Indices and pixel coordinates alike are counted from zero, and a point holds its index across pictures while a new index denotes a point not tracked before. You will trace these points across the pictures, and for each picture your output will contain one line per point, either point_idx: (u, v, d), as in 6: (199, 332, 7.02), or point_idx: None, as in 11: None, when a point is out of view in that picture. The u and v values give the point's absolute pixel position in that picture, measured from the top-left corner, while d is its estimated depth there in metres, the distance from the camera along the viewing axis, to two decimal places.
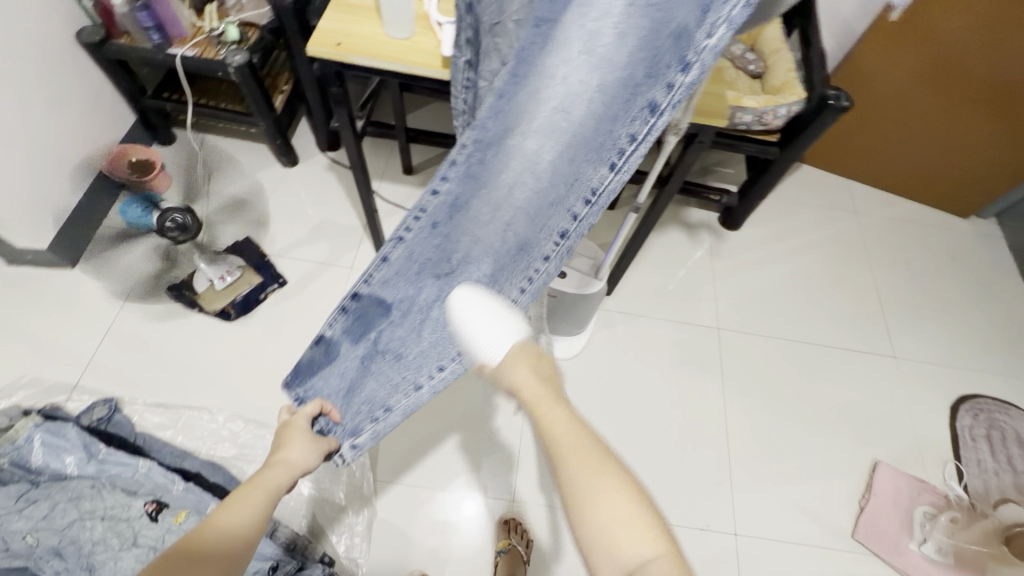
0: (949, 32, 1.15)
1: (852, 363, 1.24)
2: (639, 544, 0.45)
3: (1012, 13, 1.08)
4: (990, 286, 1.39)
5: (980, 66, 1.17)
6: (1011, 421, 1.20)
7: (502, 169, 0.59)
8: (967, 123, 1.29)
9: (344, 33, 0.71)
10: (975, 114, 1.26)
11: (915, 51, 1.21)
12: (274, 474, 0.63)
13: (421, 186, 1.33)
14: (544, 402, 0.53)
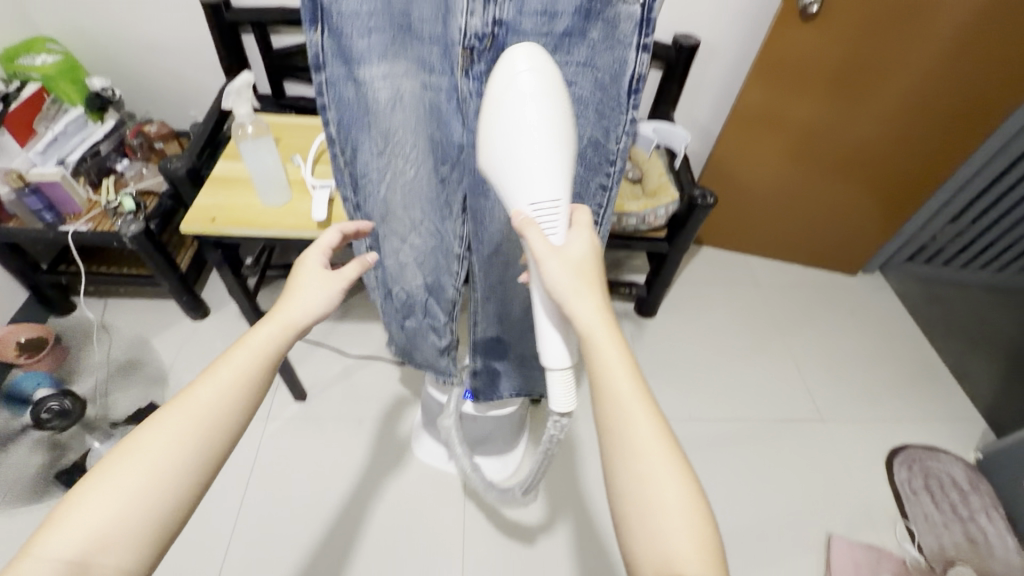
0: (799, 116, 1.29)
1: (785, 432, 1.26)
2: (680, 527, 0.43)
3: (844, 94, 1.23)
4: (889, 332, 1.49)
5: (829, 139, 1.32)
6: (943, 467, 1.22)
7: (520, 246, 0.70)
8: (827, 189, 1.44)
9: (218, 208, 0.74)
10: (838, 179, 1.41)
11: (775, 135, 1.34)
12: (265, 334, 0.52)
13: (340, 318, 1.34)
14: (604, 322, 0.50)
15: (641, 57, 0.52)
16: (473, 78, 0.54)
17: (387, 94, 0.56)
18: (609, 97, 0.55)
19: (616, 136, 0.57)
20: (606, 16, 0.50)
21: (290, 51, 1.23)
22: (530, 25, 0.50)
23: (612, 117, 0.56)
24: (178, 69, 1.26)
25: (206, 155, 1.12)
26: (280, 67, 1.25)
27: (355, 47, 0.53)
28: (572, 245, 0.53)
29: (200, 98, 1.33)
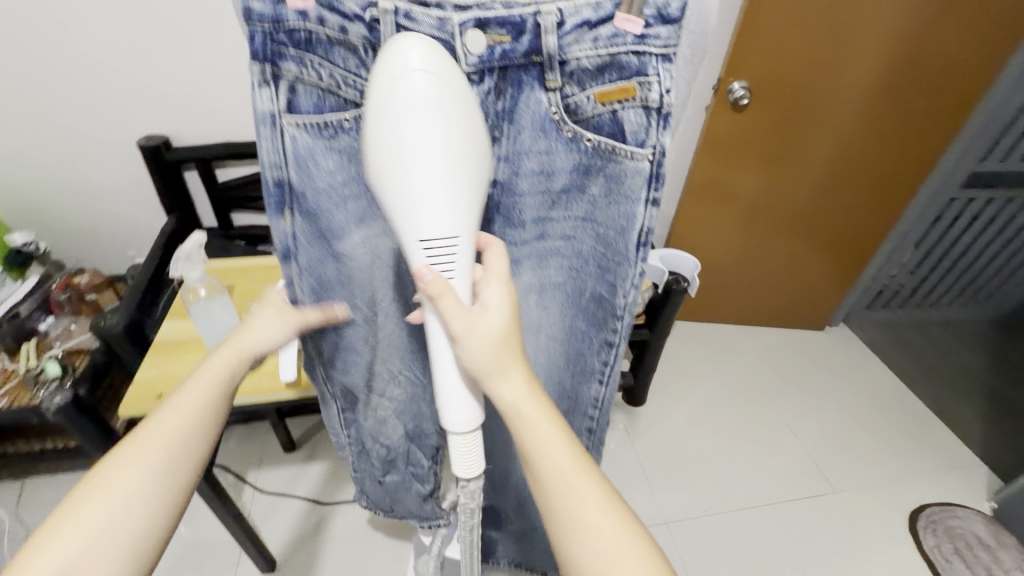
0: (750, 187, 1.34)
1: (803, 513, 1.19)
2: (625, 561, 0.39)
3: (787, 163, 1.30)
4: (874, 386, 1.49)
5: (779, 205, 1.38)
6: (964, 524, 1.17)
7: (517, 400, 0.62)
8: (785, 251, 1.48)
9: (163, 381, 0.64)
10: (792, 242, 1.46)
11: (729, 209, 1.39)
12: (218, 359, 0.46)
13: (307, 460, 1.19)
14: (533, 400, 0.42)
15: (649, 211, 0.44)
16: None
17: (366, 257, 0.51)
18: (613, 253, 0.47)
19: (621, 293, 0.49)
20: (607, 172, 0.43)
21: (239, 183, 1.19)
22: (525, 187, 0.46)
23: (617, 272, 0.48)
24: (116, 211, 1.18)
25: (149, 300, 1.02)
26: (229, 199, 1.20)
27: (330, 219, 0.47)
28: (491, 308, 0.43)
29: (141, 236, 1.24)
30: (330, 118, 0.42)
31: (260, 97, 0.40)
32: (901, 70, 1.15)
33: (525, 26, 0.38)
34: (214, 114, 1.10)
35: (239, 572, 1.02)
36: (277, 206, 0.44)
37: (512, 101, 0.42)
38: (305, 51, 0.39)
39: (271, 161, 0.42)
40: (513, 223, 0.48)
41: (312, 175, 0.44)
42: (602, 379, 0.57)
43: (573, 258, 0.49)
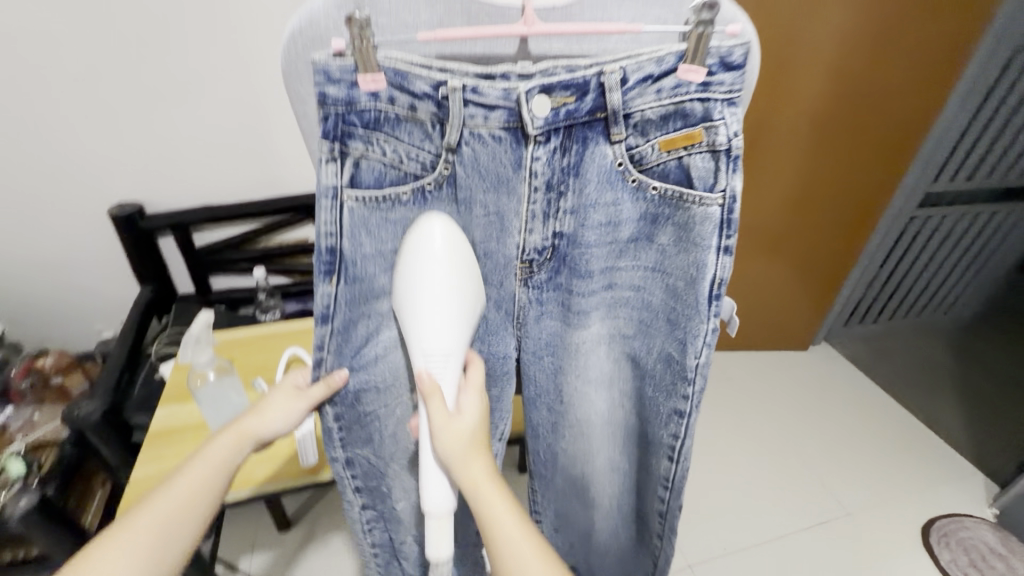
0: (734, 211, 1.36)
1: (823, 542, 1.17)
2: None
3: (767, 187, 1.32)
4: (864, 402, 1.52)
5: (763, 228, 1.39)
6: (974, 534, 1.18)
7: (580, 451, 0.60)
8: (769, 276, 1.49)
9: None
10: (776, 266, 1.47)
11: None
12: (256, 422, 0.50)
13: (304, 538, 1.10)
14: (495, 489, 0.42)
15: (723, 260, 0.42)
16: (530, 288, 0.48)
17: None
18: (683, 306, 0.46)
19: (693, 352, 0.47)
20: (676, 220, 0.44)
21: (218, 246, 1.13)
22: (593, 238, 0.45)
23: (687, 327, 0.46)
24: (82, 284, 1.10)
25: (125, 380, 0.95)
26: (207, 263, 1.13)
27: (375, 286, 0.45)
28: (467, 411, 0.44)
29: (111, 309, 1.16)
30: (389, 191, 0.41)
31: (325, 173, 0.38)
32: (861, 95, 1.20)
33: (589, 87, 0.38)
34: (189, 176, 1.05)
35: None
36: (325, 276, 0.41)
37: (577, 157, 0.42)
38: (374, 130, 0.38)
39: (326, 235, 0.40)
40: (580, 274, 0.47)
41: (364, 245, 0.42)
42: (672, 447, 0.53)
43: (642, 309, 0.49)
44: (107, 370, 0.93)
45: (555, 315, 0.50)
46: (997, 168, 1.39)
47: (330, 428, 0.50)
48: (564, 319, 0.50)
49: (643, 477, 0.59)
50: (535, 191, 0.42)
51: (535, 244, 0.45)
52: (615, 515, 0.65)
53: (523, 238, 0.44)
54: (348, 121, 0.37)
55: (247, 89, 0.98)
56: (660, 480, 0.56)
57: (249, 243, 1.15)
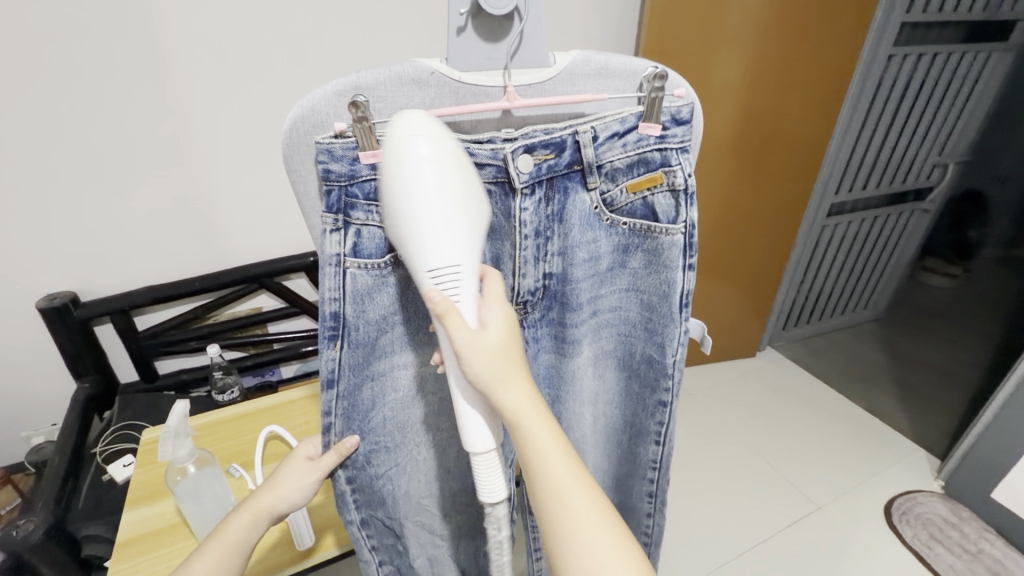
0: None
1: (802, 538, 1.22)
2: None
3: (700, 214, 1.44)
4: (811, 399, 1.63)
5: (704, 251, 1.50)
6: (928, 507, 1.27)
7: None
8: (713, 292, 1.58)
9: None
10: (719, 284, 1.58)
11: None
12: (270, 496, 0.48)
13: None
14: (534, 406, 0.40)
15: (688, 275, 0.48)
16: (526, 328, 0.50)
17: (408, 387, 0.49)
18: (658, 316, 0.51)
19: (670, 352, 0.51)
20: (646, 247, 0.49)
21: (163, 327, 1.06)
22: (580, 272, 0.49)
23: (664, 333, 0.51)
24: (8, 387, 1.01)
25: (66, 492, 0.86)
26: (151, 348, 1.06)
27: (379, 346, 0.46)
28: (493, 327, 0.39)
29: (41, 411, 1.05)
30: (390, 258, 0.43)
31: (328, 243, 0.41)
32: (762, 124, 1.34)
33: (565, 145, 0.43)
34: (131, 258, 1.01)
35: None
36: (329, 339, 0.42)
37: (559, 206, 0.46)
38: (374, 200, 0.41)
39: (330, 299, 0.41)
40: (571, 306, 0.50)
41: (369, 312, 0.44)
42: (658, 441, 0.57)
43: (621, 325, 0.54)
44: (45, 485, 0.84)
45: (549, 347, 0.53)
46: (883, 178, 1.59)
47: (343, 492, 0.49)
48: (556, 350, 0.53)
49: (634, 482, 0.63)
50: (525, 239, 0.45)
51: (529, 285, 0.47)
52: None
53: (516, 281, 0.46)
54: (350, 193, 0.40)
55: (188, 166, 0.97)
56: (647, 468, 0.60)
57: (198, 319, 1.10)
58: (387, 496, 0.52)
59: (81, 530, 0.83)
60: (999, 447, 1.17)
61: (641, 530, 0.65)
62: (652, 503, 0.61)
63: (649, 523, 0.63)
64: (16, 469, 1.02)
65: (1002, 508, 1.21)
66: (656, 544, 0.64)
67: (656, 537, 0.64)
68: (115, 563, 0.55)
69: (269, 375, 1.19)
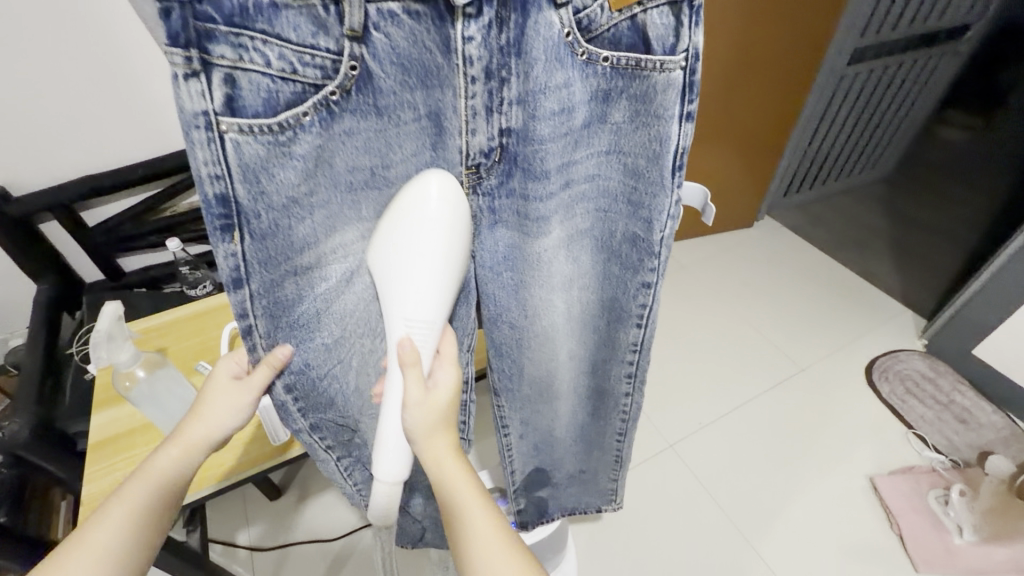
0: None
1: (783, 398, 1.27)
2: None
3: (710, 66, 1.26)
4: (806, 266, 1.61)
5: (710, 110, 1.35)
6: (907, 364, 1.31)
7: (546, 361, 0.59)
8: (714, 159, 1.46)
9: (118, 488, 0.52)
10: (722, 150, 1.45)
11: None
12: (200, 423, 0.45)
13: (299, 500, 1.08)
14: (454, 460, 0.43)
15: (686, 129, 0.39)
16: (480, 195, 0.42)
17: (339, 273, 0.42)
18: (646, 184, 0.43)
19: (657, 228, 0.45)
20: (632, 92, 0.39)
21: (115, 222, 0.98)
22: (546, 129, 0.39)
23: (652, 205, 0.44)
24: None
25: (48, 390, 0.85)
26: (107, 245, 0.99)
27: (295, 238, 0.38)
28: (440, 389, 0.44)
29: (8, 314, 1.01)
30: (286, 118, 0.32)
31: (186, 95, 0.29)
32: None
33: None
34: (56, 146, 0.88)
35: None
36: (223, 232, 0.34)
37: (517, 32, 0.36)
38: (242, 26, 0.29)
39: (212, 179, 0.32)
40: (535, 176, 0.41)
41: (268, 193, 0.34)
42: (640, 323, 0.53)
43: (600, 198, 0.46)
44: (24, 385, 0.82)
45: (510, 226, 0.45)
46: (919, 14, 1.38)
47: (285, 400, 0.46)
48: (520, 229, 0.45)
49: (612, 365, 0.60)
50: (473, 82, 0.36)
51: (481, 145, 0.39)
52: (582, 402, 0.66)
53: (464, 141, 0.39)
54: (201, 15, 0.28)
55: (91, 25, 0.79)
56: (626, 351, 0.57)
57: (152, 212, 1.00)
58: (341, 401, 0.50)
59: (72, 426, 0.83)
60: (990, 308, 1.16)
61: (619, 409, 0.65)
62: (631, 383, 0.60)
63: (627, 401, 0.63)
64: None
65: (980, 363, 1.24)
66: (633, 420, 0.65)
67: (634, 414, 0.64)
68: (90, 465, 0.54)
69: None
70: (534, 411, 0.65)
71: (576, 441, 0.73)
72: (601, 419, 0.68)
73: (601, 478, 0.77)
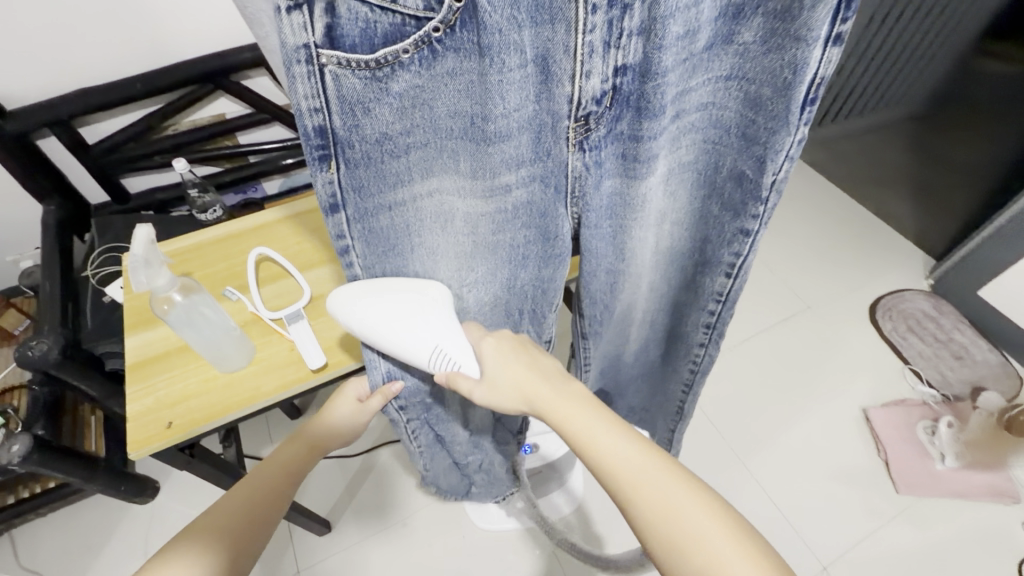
0: None
1: (787, 333, 1.31)
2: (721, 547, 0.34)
3: None
4: (821, 204, 1.59)
5: None
6: (912, 303, 1.33)
7: (632, 298, 0.57)
8: None
9: (163, 407, 0.54)
10: None
11: None
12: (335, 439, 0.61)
13: None
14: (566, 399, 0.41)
15: (830, 54, 0.32)
16: (586, 151, 0.40)
17: (434, 214, 0.40)
18: (765, 118, 0.37)
19: (771, 170, 0.39)
20: (769, 7, 0.33)
21: (117, 141, 0.93)
22: (669, 60, 0.35)
23: (769, 142, 0.38)
24: None
25: (70, 312, 0.84)
26: (112, 166, 0.96)
27: (390, 175, 0.35)
28: (492, 369, 0.43)
29: (20, 236, 1.00)
30: (385, 55, 0.29)
31: (289, 28, 0.27)
32: None
33: None
34: (50, 59, 0.82)
35: (298, 544, 1.00)
36: (321, 161, 0.32)
37: None
38: None
39: (311, 112, 0.30)
40: (651, 114, 0.38)
41: (363, 127, 0.32)
42: (729, 273, 0.49)
43: (709, 130, 0.41)
44: (45, 306, 0.82)
45: (615, 171, 0.42)
46: None
47: (366, 337, 0.46)
48: (624, 172, 0.42)
49: (688, 311, 0.58)
50: (594, 12, 0.32)
51: (594, 90, 0.36)
52: (657, 336, 0.64)
53: (578, 87, 0.36)
54: None
55: None
56: (709, 300, 0.53)
57: (154, 131, 0.96)
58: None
59: (98, 347, 0.83)
60: (1003, 251, 1.16)
61: (690, 358, 0.62)
62: (708, 332, 0.56)
63: (700, 352, 0.60)
64: (17, 292, 1.01)
65: (985, 304, 1.25)
66: (702, 372, 0.62)
67: (704, 367, 0.61)
68: (132, 385, 0.55)
69: (252, 192, 1.09)
70: (612, 343, 0.65)
71: (641, 379, 0.72)
72: (671, 364, 0.66)
73: (659, 424, 0.75)
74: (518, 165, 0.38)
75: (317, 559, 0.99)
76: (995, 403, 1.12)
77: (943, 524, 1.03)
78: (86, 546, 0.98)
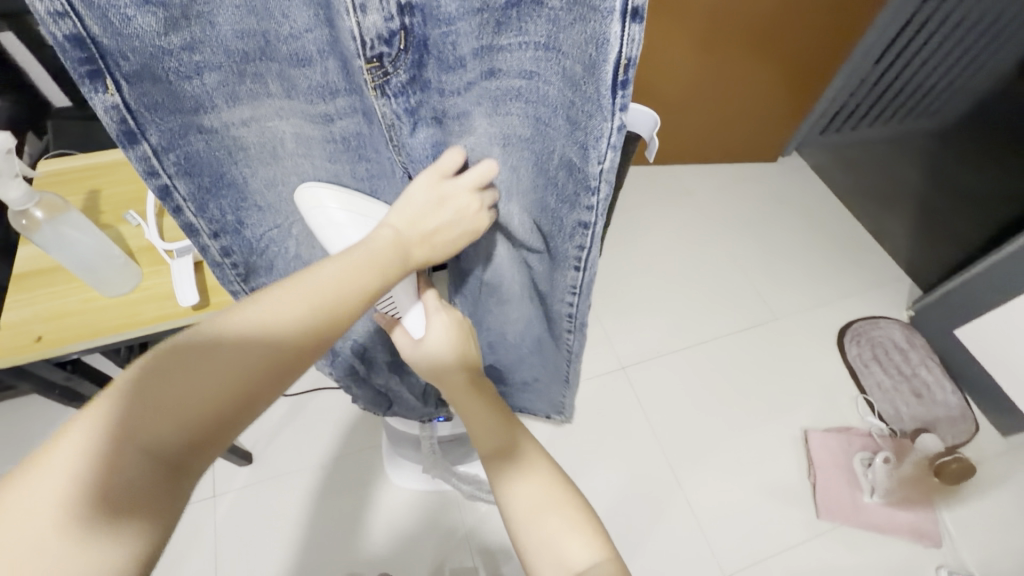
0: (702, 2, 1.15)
1: (748, 341, 1.27)
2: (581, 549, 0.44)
3: None
4: (815, 214, 1.53)
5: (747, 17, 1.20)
6: (884, 332, 1.28)
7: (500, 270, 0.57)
8: (739, 78, 1.36)
9: (37, 320, 0.54)
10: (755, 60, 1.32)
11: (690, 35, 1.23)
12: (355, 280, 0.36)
13: None
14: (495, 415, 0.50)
15: (631, 33, 0.27)
16: (387, 96, 0.35)
17: (257, 143, 0.40)
18: (581, 100, 0.32)
19: (595, 159, 0.35)
20: None
21: None
22: (451, 4, 0.30)
23: (587, 127, 0.34)
24: None
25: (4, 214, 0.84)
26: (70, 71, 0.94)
27: (186, 100, 0.34)
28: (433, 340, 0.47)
29: None
30: None
31: None
32: None
33: None
34: None
35: (218, 472, 1.03)
36: (91, 80, 0.29)
37: None
38: None
39: (55, 18, 0.26)
40: (448, 65, 0.34)
41: (131, 38, 0.29)
42: (578, 266, 0.47)
43: (534, 103, 0.36)
44: None
45: (432, 128, 0.39)
46: None
47: (222, 264, 0.46)
48: (440, 134, 0.39)
49: (553, 300, 0.57)
50: None
51: (377, 28, 0.31)
52: (541, 317, 0.63)
53: (357, 21, 0.30)
54: None
55: None
56: (567, 292, 0.52)
57: None
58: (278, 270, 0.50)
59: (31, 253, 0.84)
60: (989, 289, 1.08)
61: (563, 343, 0.63)
62: (571, 322, 0.57)
63: (568, 337, 0.60)
64: None
65: (960, 345, 1.20)
66: (575, 356, 0.65)
67: (575, 349, 0.62)
68: (12, 295, 0.55)
69: None
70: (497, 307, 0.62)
71: (532, 354, 0.72)
72: (559, 343, 0.64)
73: (553, 393, 0.82)
74: (333, 95, 0.37)
75: (234, 486, 1.02)
76: (936, 445, 1.07)
77: (855, 555, 1.02)
78: (21, 438, 1.02)
